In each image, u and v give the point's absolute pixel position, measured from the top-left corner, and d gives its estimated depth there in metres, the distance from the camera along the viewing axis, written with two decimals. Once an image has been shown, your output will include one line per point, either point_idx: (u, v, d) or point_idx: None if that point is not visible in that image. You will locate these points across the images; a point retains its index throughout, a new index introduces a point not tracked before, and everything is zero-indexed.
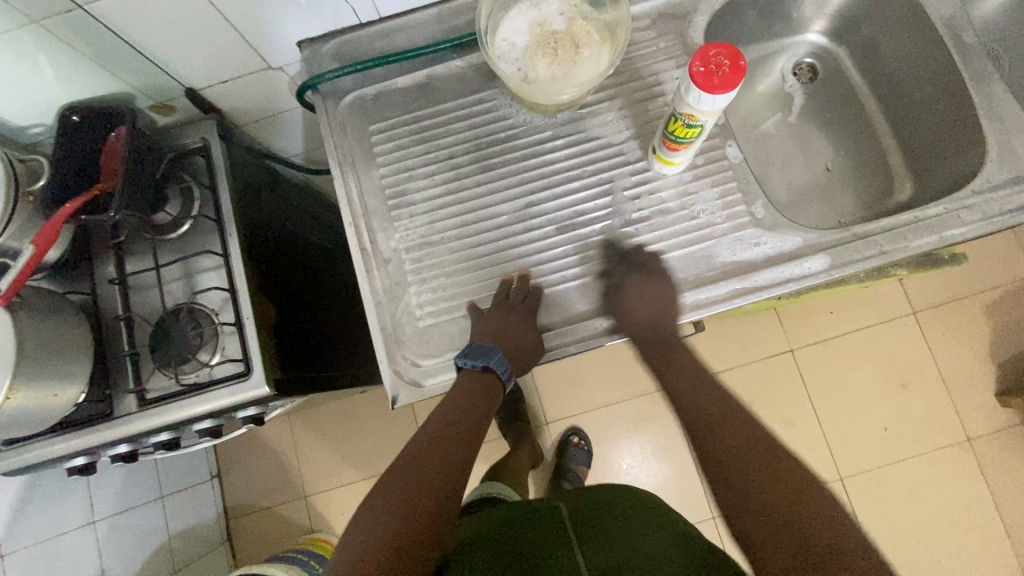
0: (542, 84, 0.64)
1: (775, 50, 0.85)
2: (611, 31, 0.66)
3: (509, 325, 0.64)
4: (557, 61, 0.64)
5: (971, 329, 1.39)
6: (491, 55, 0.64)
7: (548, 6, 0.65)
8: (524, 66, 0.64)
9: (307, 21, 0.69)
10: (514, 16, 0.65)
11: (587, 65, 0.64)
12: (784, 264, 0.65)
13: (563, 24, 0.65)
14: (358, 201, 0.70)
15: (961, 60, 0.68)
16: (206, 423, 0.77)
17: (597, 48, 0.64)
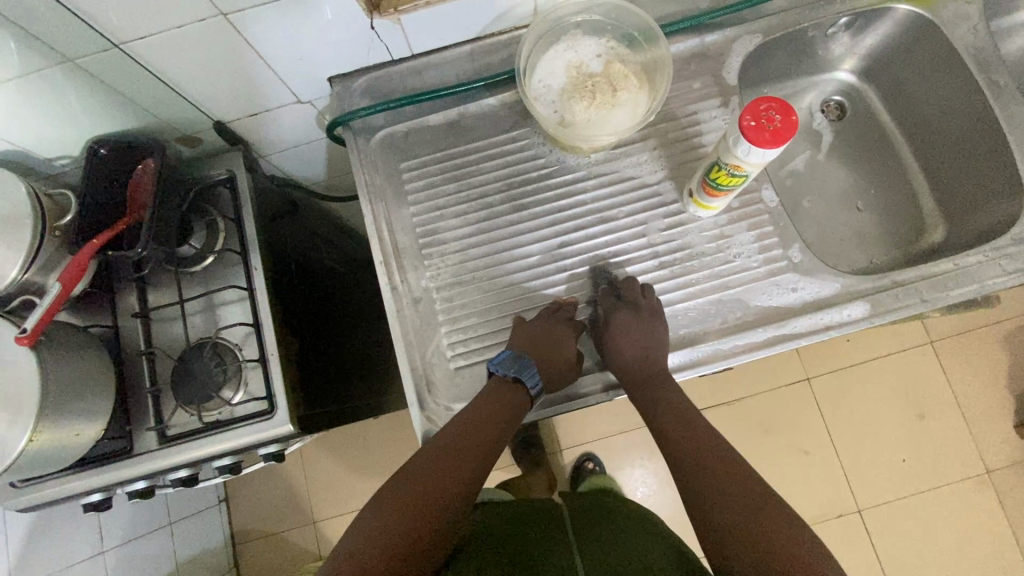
0: (580, 128, 0.64)
1: (804, 87, 0.85)
2: (648, 74, 0.66)
3: (550, 342, 0.63)
4: (596, 106, 0.64)
5: (987, 359, 1.38)
6: (528, 96, 0.64)
7: (585, 50, 0.66)
8: (561, 108, 0.64)
9: (341, 59, 0.69)
10: (550, 58, 0.65)
11: (625, 109, 0.64)
12: (823, 311, 0.64)
13: (601, 68, 0.65)
14: (389, 239, 0.69)
15: (996, 104, 0.69)
16: (224, 459, 0.75)
17: (636, 93, 0.65)
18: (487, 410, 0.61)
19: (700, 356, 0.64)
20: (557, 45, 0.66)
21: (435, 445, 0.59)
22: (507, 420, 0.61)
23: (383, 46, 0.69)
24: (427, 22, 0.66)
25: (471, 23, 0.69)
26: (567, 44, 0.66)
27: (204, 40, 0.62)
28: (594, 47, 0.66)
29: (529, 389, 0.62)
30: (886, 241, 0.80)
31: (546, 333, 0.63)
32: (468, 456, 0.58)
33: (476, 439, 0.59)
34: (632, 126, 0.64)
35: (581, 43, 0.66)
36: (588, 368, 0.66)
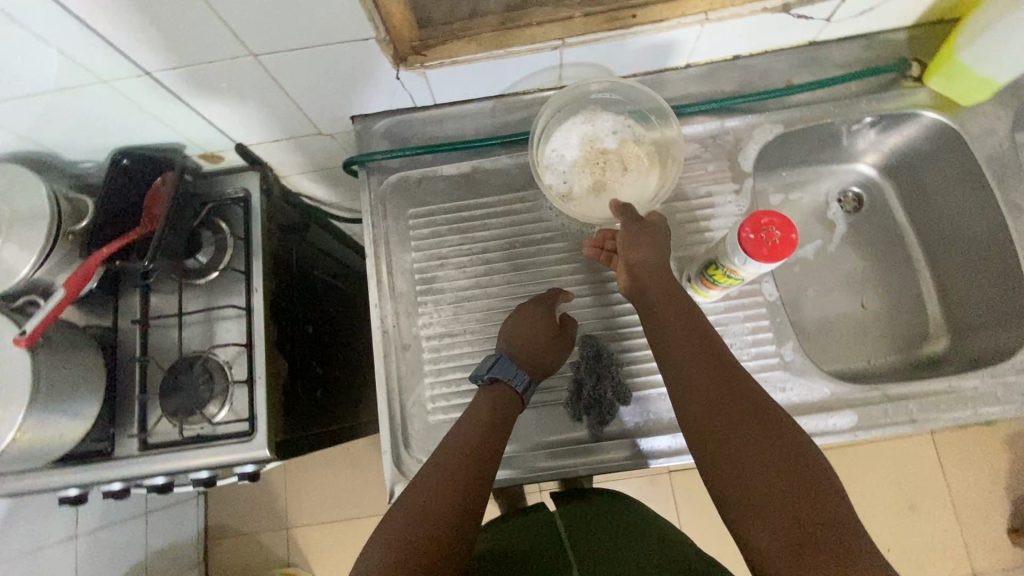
0: (585, 202, 0.65)
1: (822, 175, 0.84)
2: (661, 157, 0.67)
3: (535, 338, 0.63)
4: (603, 183, 0.65)
5: (988, 459, 1.35)
6: (540, 165, 0.66)
7: (602, 126, 0.67)
8: (570, 180, 0.65)
9: (364, 101, 0.71)
10: (568, 130, 0.67)
11: (632, 188, 0.65)
12: (809, 415, 0.63)
13: (615, 145, 0.66)
14: (387, 282, 0.70)
15: (1014, 227, 0.67)
16: (203, 472, 0.76)
17: (646, 174, 0.66)
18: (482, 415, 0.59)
19: (682, 445, 0.63)
20: (576, 118, 0.67)
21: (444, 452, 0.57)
22: (499, 425, 0.59)
23: (407, 94, 0.70)
24: (452, 78, 0.68)
25: (497, 83, 0.70)
26: (585, 118, 0.68)
27: (233, 75, 0.63)
28: (610, 124, 0.67)
29: (517, 388, 0.61)
30: (889, 343, 0.78)
31: (524, 332, 0.63)
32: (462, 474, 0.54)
33: (469, 454, 0.56)
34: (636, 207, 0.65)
35: (599, 118, 0.67)
36: (571, 444, 0.64)
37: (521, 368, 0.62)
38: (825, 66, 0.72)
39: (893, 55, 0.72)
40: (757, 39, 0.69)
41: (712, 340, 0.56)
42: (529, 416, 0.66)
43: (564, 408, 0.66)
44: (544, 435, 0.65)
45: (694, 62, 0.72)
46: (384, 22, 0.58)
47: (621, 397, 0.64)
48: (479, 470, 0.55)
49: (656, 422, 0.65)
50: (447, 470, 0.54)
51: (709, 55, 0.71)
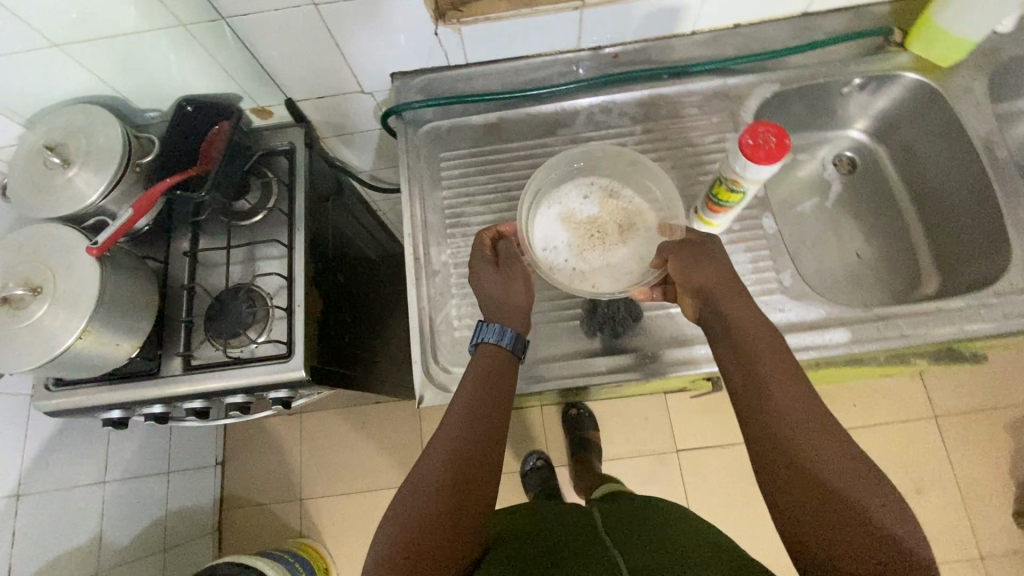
0: (599, 277, 0.66)
1: (819, 140, 0.92)
2: (643, 183, 0.71)
3: (487, 283, 0.66)
4: (607, 252, 0.68)
5: (991, 442, 1.37)
6: (541, 271, 0.67)
7: (571, 198, 0.70)
8: (577, 261, 0.67)
9: (404, 58, 0.79)
10: (539, 225, 0.69)
11: (635, 241, 0.68)
12: (807, 332, 0.68)
13: (594, 209, 0.70)
14: (420, 215, 0.77)
15: (993, 174, 0.74)
16: (239, 396, 0.82)
17: (643, 216, 0.69)
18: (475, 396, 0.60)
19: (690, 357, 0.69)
20: (543, 207, 0.70)
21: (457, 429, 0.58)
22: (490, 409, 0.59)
23: (443, 51, 0.79)
24: (484, 35, 0.77)
25: (524, 42, 0.79)
26: (551, 200, 0.71)
27: (294, 24, 0.72)
28: (577, 193, 0.71)
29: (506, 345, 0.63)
30: (882, 290, 0.84)
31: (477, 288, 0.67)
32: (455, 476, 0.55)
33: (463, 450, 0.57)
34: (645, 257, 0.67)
35: (562, 195, 0.70)
36: (587, 357, 0.70)
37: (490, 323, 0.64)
38: (818, 34, 0.81)
39: (880, 24, 0.80)
40: (757, 6, 0.78)
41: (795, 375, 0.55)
42: (547, 333, 0.72)
43: (580, 324, 0.72)
44: (563, 349, 0.71)
45: (699, 29, 0.81)
46: None
47: (631, 312, 0.71)
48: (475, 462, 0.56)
49: (665, 337, 0.71)
50: (455, 461, 0.56)
51: (713, 22, 0.80)
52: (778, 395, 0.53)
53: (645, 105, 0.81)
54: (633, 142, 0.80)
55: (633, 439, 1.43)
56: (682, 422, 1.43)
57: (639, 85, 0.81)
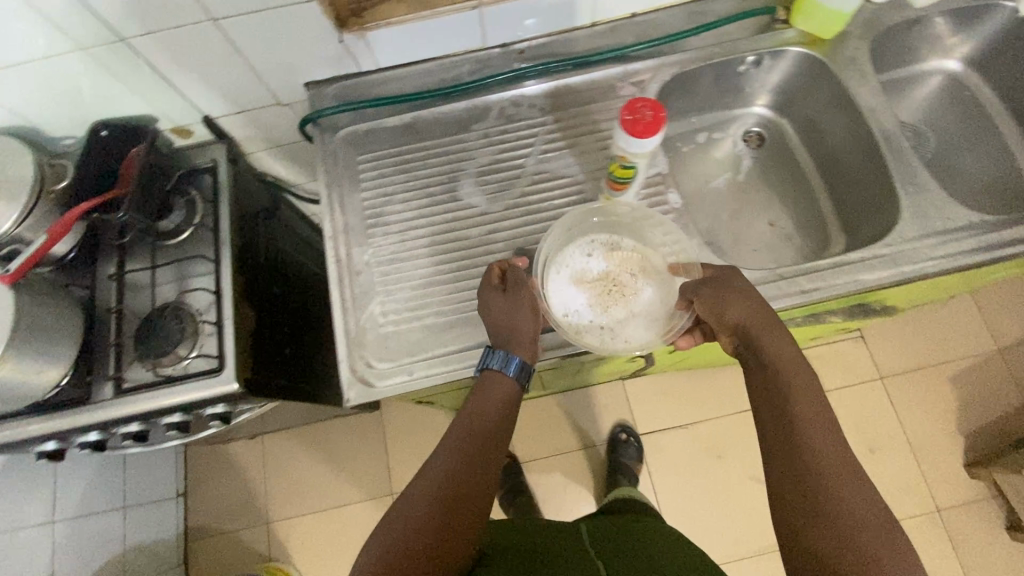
0: (629, 328, 0.70)
1: (727, 118, 0.96)
2: (642, 227, 0.76)
3: (497, 307, 0.67)
4: (629, 302, 0.70)
5: (935, 396, 1.43)
6: (571, 335, 0.69)
7: (579, 256, 0.73)
8: (602, 315, 0.70)
9: (314, 67, 0.81)
10: (555, 292, 0.71)
11: (651, 286, 0.72)
12: None
13: (602, 264, 0.73)
14: (339, 218, 0.78)
15: (878, 135, 0.79)
16: (175, 416, 0.81)
17: (650, 261, 0.73)
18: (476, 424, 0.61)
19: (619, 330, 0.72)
20: (553, 274, 0.71)
21: (472, 449, 0.60)
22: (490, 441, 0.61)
23: (351, 58, 0.81)
24: (389, 40, 0.79)
25: (431, 44, 0.82)
26: (559, 263, 0.73)
27: (199, 40, 0.74)
28: (582, 252, 0.73)
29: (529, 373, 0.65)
30: (795, 255, 0.88)
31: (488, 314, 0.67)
32: (455, 503, 0.57)
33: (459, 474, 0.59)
34: (667, 302, 0.71)
35: (569, 258, 0.73)
36: None
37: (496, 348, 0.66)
38: (709, 18, 0.85)
39: (765, 3, 0.85)
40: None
41: (829, 412, 0.58)
42: (469, 322, 0.73)
43: None
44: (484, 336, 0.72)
45: (598, 20, 0.85)
46: None
47: None
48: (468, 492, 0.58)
49: None
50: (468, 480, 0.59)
51: (609, 13, 0.84)
52: (809, 431, 0.56)
53: (552, 97, 0.84)
54: (544, 131, 0.83)
55: (595, 428, 1.46)
56: (640, 407, 1.47)
57: (546, 77, 0.84)
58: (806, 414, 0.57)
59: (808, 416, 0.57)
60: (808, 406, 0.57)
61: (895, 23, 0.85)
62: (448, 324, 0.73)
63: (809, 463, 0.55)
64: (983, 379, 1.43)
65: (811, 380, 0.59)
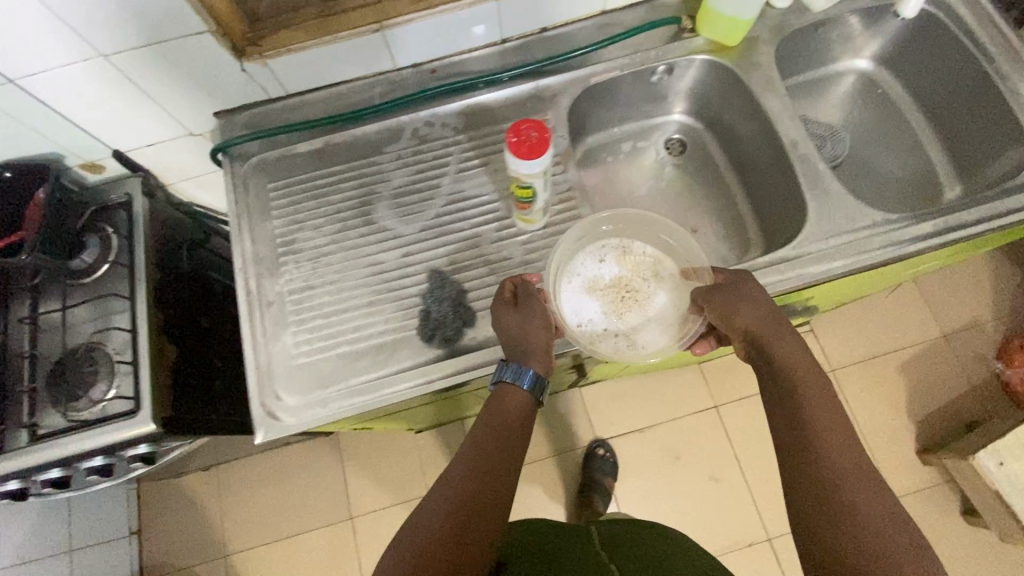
0: (644, 334, 0.68)
1: (648, 126, 0.96)
2: (653, 231, 0.74)
3: (511, 318, 0.66)
4: (645, 309, 0.69)
5: (886, 385, 1.45)
6: (586, 345, 0.67)
7: (590, 265, 0.72)
8: (619, 324, 0.69)
9: (221, 97, 0.80)
10: (569, 302, 0.69)
11: (665, 291, 0.70)
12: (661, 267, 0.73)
13: (613, 271, 0.72)
14: (250, 249, 0.77)
15: (785, 139, 0.80)
16: (96, 460, 0.80)
17: (662, 264, 0.72)
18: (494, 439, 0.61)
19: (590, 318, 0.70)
20: (565, 283, 0.70)
21: (487, 461, 0.60)
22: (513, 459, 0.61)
23: (257, 86, 0.80)
24: (294, 66, 0.78)
25: (339, 67, 0.81)
26: (570, 273, 0.71)
27: (91, 77, 0.72)
28: (593, 259, 0.72)
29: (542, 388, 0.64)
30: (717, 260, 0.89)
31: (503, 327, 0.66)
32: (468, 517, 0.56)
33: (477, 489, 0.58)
34: (680, 306, 0.70)
35: (580, 267, 0.71)
36: (423, 365, 0.71)
37: (509, 361, 0.65)
38: (618, 30, 0.86)
39: (671, 13, 0.86)
40: (554, 10, 0.82)
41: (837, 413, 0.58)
42: (381, 349, 0.72)
43: (416, 333, 0.72)
44: (396, 363, 0.71)
45: (508, 37, 0.85)
46: (212, 13, 0.68)
47: (461, 318, 0.73)
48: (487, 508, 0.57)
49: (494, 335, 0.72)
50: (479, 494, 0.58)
51: (518, 30, 0.84)
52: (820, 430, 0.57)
53: (467, 115, 0.84)
54: (459, 150, 0.82)
55: (553, 438, 1.46)
56: (598, 414, 1.48)
57: (459, 96, 0.84)
58: (818, 418, 0.58)
59: (819, 422, 0.58)
60: (816, 407, 0.58)
61: (800, 26, 0.86)
62: (361, 352, 0.72)
63: (820, 464, 0.56)
64: (931, 366, 1.45)
65: (821, 384, 0.60)
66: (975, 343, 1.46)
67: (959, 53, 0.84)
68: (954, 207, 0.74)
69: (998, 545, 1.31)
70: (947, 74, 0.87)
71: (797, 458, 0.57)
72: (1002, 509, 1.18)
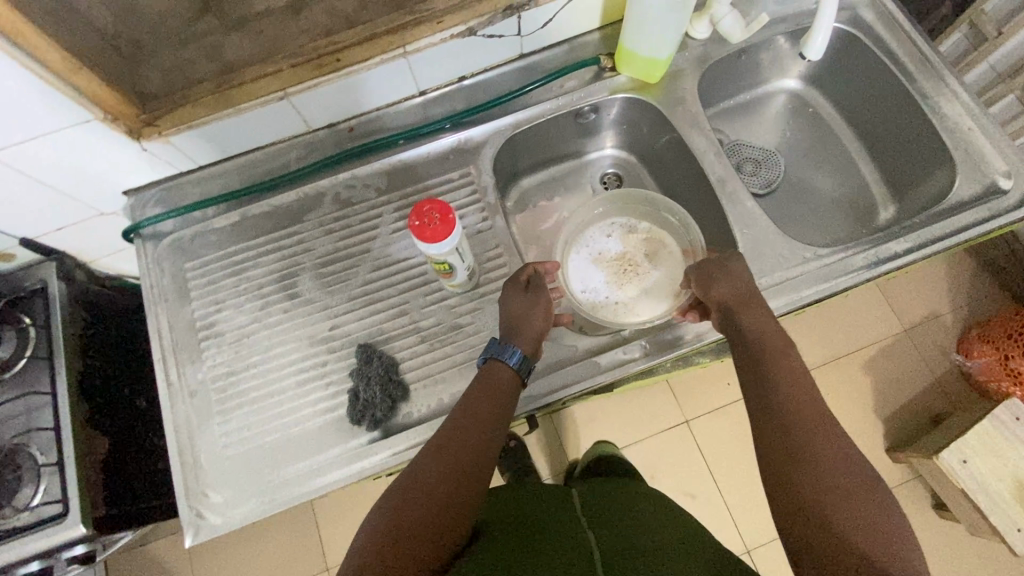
0: (637, 303, 0.78)
1: (583, 162, 0.95)
2: (658, 212, 0.83)
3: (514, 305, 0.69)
4: (643, 281, 0.80)
5: (852, 385, 1.45)
6: (587, 310, 0.78)
7: (596, 239, 0.84)
8: (615, 295, 0.79)
9: (128, 176, 0.76)
10: (577, 270, 0.81)
11: (662, 266, 0.81)
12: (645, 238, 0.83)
13: (618, 245, 0.83)
14: (168, 336, 0.74)
15: (714, 176, 0.79)
16: (32, 565, 0.74)
17: (660, 242, 0.82)
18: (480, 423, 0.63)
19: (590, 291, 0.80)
20: (574, 252, 0.83)
21: (477, 431, 0.62)
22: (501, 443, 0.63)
23: (165, 161, 0.76)
24: (200, 140, 0.75)
25: (250, 134, 0.77)
26: (580, 245, 0.84)
27: None
28: (600, 234, 0.84)
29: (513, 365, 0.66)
30: None
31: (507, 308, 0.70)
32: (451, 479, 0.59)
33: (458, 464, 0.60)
34: (675, 282, 0.79)
35: (591, 241, 0.83)
36: (354, 448, 0.68)
37: (500, 339, 0.68)
38: (539, 73, 0.84)
39: (591, 53, 0.84)
40: (470, 58, 0.80)
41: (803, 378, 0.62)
42: (309, 435, 0.69)
43: (345, 415, 0.69)
44: (326, 449, 0.68)
45: (425, 88, 0.82)
46: (95, 100, 0.64)
47: (394, 397, 0.69)
48: (472, 493, 0.59)
49: (427, 411, 0.69)
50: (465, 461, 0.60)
51: (435, 81, 0.82)
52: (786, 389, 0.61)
53: (388, 172, 0.81)
54: (382, 209, 0.79)
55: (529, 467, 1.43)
56: (570, 439, 1.46)
57: (378, 153, 0.81)
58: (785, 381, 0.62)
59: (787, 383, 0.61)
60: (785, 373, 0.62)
61: (723, 56, 0.85)
62: (290, 440, 0.69)
63: (784, 418, 0.60)
64: (894, 362, 1.46)
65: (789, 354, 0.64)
66: (935, 335, 1.47)
67: (881, 73, 0.83)
68: (885, 236, 0.73)
69: (972, 539, 1.32)
70: (872, 93, 0.86)
71: (767, 415, 0.61)
72: (971, 506, 1.19)
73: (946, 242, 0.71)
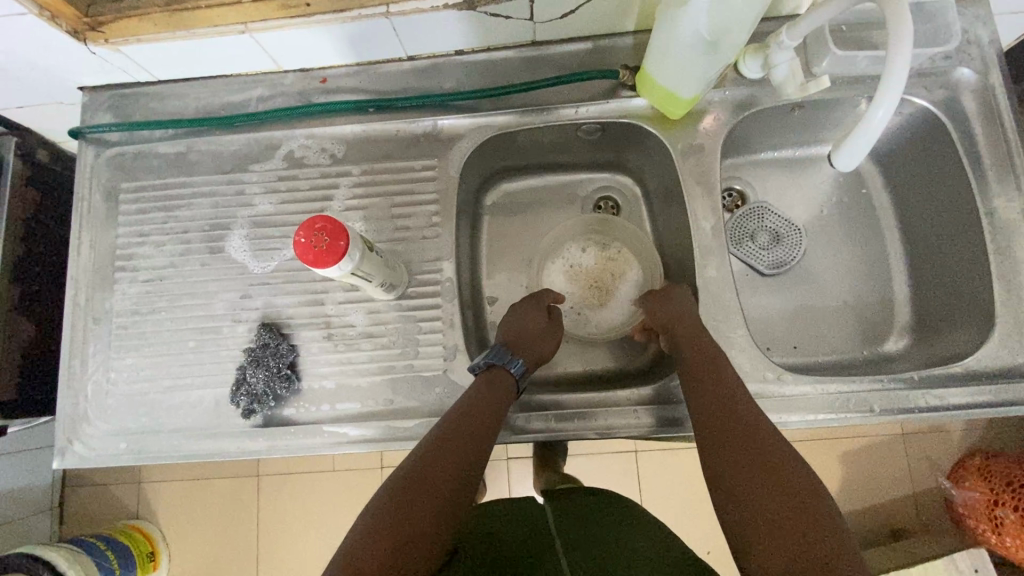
0: (595, 323, 0.78)
1: (580, 177, 0.83)
2: (635, 236, 0.79)
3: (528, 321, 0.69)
4: (601, 308, 0.78)
5: (820, 472, 1.35)
6: None
7: (572, 251, 0.80)
8: (577, 309, 0.78)
9: (79, 74, 0.70)
10: (541, 280, 0.79)
11: (628, 294, 0.78)
12: (624, 257, 0.79)
13: (591, 262, 0.79)
14: (86, 256, 0.71)
15: (704, 250, 0.67)
16: None
17: (630, 267, 0.78)
18: (461, 412, 0.59)
19: None
20: (538, 267, 0.79)
21: (455, 423, 0.58)
22: (493, 424, 0.59)
23: (117, 68, 0.70)
24: (154, 54, 0.68)
25: (209, 61, 0.69)
26: (554, 255, 0.80)
27: None
28: (575, 248, 0.80)
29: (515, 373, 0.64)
30: (604, 354, 0.78)
31: (519, 318, 0.70)
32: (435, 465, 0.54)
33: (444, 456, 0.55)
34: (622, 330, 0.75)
35: (566, 250, 0.80)
36: (227, 428, 0.66)
37: (503, 348, 0.65)
38: (550, 71, 0.71)
39: (615, 63, 0.70)
40: (469, 35, 0.68)
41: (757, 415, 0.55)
42: (189, 401, 0.67)
43: (227, 393, 0.67)
44: (201, 419, 0.67)
45: (415, 54, 0.72)
46: None
47: (278, 392, 0.66)
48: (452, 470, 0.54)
49: (309, 413, 0.66)
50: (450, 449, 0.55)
51: (426, 48, 0.70)
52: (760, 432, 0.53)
53: (351, 141, 0.72)
54: (332, 182, 0.72)
55: None
56: None
57: (345, 116, 0.72)
58: (747, 425, 0.54)
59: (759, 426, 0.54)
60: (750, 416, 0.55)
61: (770, 106, 0.69)
62: (170, 397, 0.68)
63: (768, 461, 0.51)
64: (877, 462, 1.33)
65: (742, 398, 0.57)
66: (934, 449, 1.33)
67: (955, 183, 0.67)
68: (866, 386, 0.62)
69: None
70: (938, 201, 0.70)
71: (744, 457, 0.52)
72: None
73: (933, 413, 0.61)
